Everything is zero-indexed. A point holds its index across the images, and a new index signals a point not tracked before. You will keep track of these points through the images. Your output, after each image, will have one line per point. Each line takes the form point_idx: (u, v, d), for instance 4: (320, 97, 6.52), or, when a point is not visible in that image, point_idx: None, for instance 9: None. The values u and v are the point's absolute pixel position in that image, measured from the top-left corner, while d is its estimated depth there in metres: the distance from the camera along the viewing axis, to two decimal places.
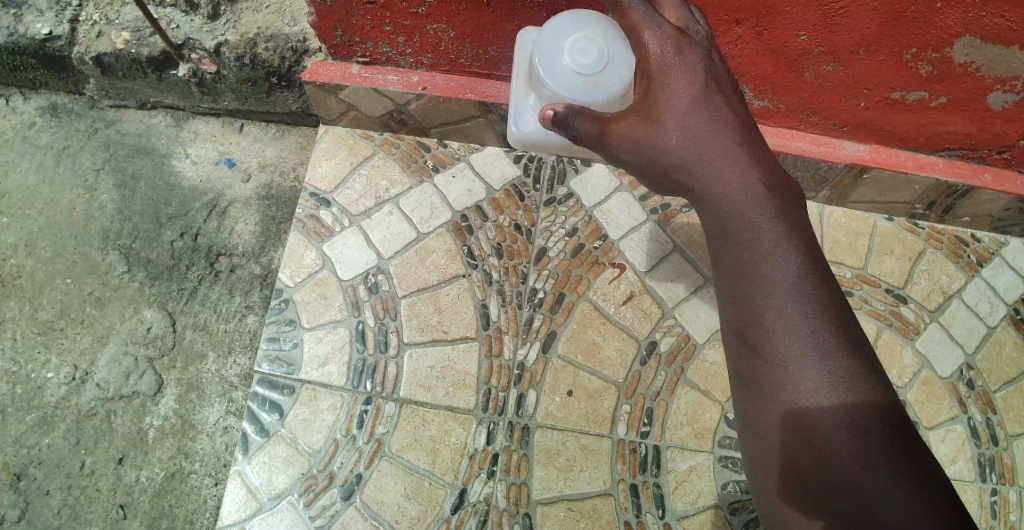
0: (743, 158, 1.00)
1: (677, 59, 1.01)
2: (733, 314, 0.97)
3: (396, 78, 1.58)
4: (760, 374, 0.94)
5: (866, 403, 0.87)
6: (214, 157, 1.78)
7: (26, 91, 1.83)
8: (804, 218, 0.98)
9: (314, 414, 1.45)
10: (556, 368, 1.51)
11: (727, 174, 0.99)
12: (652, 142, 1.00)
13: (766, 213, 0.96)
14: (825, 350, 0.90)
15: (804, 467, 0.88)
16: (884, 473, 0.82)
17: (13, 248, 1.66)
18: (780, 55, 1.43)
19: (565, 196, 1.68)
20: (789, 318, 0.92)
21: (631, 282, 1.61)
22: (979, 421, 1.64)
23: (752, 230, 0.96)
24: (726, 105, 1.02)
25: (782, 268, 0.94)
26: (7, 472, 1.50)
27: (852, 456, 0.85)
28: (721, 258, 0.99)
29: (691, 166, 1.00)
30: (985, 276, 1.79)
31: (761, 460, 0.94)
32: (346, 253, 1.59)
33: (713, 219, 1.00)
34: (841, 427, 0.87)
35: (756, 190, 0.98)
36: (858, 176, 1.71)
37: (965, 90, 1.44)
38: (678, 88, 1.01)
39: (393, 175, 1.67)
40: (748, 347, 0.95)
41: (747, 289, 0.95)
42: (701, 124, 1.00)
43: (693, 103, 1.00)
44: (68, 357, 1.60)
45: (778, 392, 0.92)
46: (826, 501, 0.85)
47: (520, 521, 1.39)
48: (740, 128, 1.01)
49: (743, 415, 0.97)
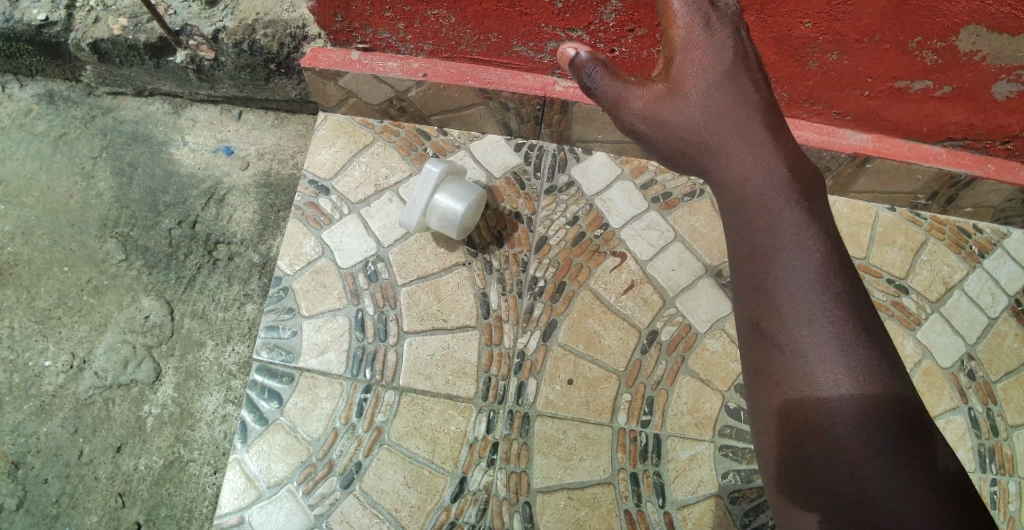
0: (761, 137, 1.03)
1: (705, 34, 1.06)
2: (744, 294, 0.97)
3: (396, 64, 1.57)
4: (772, 362, 0.92)
5: (879, 393, 0.86)
6: (213, 145, 1.77)
7: (22, 78, 1.81)
8: (821, 203, 0.99)
9: (313, 403, 1.44)
10: (557, 356, 1.50)
11: (743, 152, 1.03)
12: (669, 113, 1.06)
13: (781, 194, 0.98)
14: (840, 338, 0.89)
15: (812, 459, 0.87)
16: (894, 468, 0.82)
17: (10, 236, 1.65)
18: (783, 43, 1.42)
19: (565, 184, 1.67)
20: (804, 302, 0.91)
21: (632, 271, 1.60)
22: (980, 412, 1.63)
23: (768, 209, 0.97)
24: (750, 85, 1.07)
25: (796, 250, 0.94)
26: (5, 460, 1.50)
27: (863, 450, 0.84)
28: (733, 235, 1.01)
29: (708, 140, 1.05)
30: (987, 267, 1.79)
31: (768, 452, 0.93)
32: (346, 241, 1.58)
33: (727, 193, 1.03)
34: (855, 421, 0.85)
35: (772, 170, 1.00)
36: (861, 165, 1.69)
37: (969, 79, 1.43)
38: (702, 63, 1.06)
39: (393, 162, 1.66)
40: (759, 328, 0.94)
41: (760, 267, 0.95)
42: (721, 99, 1.05)
43: (715, 78, 1.06)
44: (66, 345, 1.59)
45: (792, 382, 0.90)
46: (832, 496, 0.84)
47: (520, 510, 1.39)
48: (762, 109, 1.06)
49: (751, 400, 0.96)
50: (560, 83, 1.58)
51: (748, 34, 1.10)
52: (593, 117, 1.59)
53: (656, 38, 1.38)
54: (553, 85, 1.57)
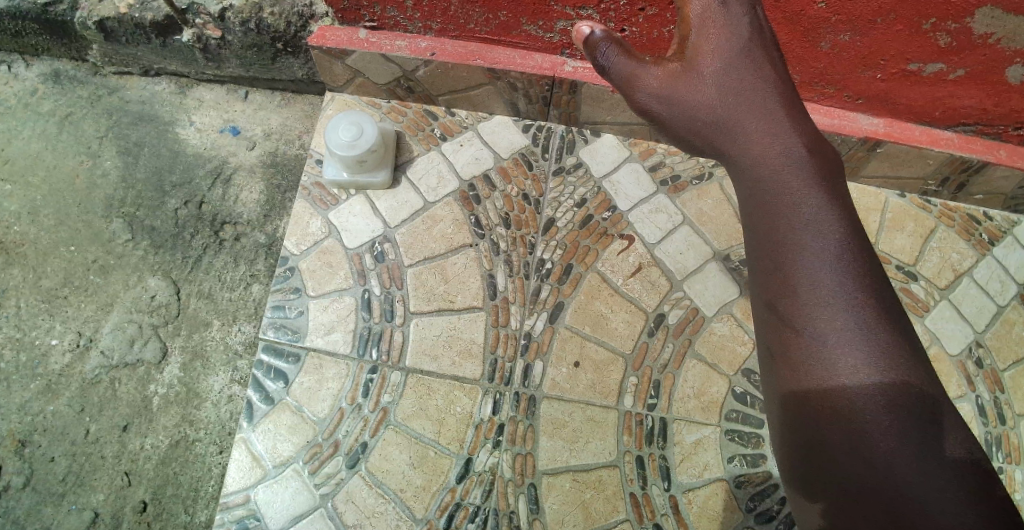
0: (779, 116, 1.02)
1: (719, 9, 1.05)
2: (762, 275, 0.96)
3: (404, 43, 1.56)
4: (792, 344, 0.91)
5: (897, 375, 0.86)
6: (219, 125, 1.76)
7: (28, 58, 1.80)
8: (838, 182, 0.98)
9: (319, 383, 1.44)
10: (564, 338, 1.50)
11: (760, 131, 1.01)
12: (684, 91, 1.06)
13: (799, 173, 0.96)
14: (859, 319, 0.88)
15: (832, 446, 0.86)
16: (914, 457, 0.80)
17: (16, 215, 1.65)
18: (796, 23, 1.40)
19: (573, 166, 1.66)
20: (823, 283, 0.90)
21: (639, 254, 1.59)
22: (987, 400, 1.62)
23: (785, 188, 0.96)
24: (766, 62, 1.06)
25: (815, 230, 0.92)
26: (11, 439, 1.50)
27: (882, 436, 0.83)
28: (752, 216, 0.99)
29: (724, 119, 1.04)
30: (997, 255, 1.77)
31: (787, 437, 0.92)
32: (352, 221, 1.57)
33: (744, 173, 1.01)
34: (876, 407, 0.84)
35: (790, 149, 0.99)
36: (872, 150, 1.68)
37: (984, 62, 1.41)
38: (716, 39, 1.05)
39: (400, 143, 1.65)
40: (776, 309, 0.93)
41: (777, 247, 0.94)
42: (737, 77, 1.04)
43: (731, 55, 1.05)
44: (72, 324, 1.59)
45: (812, 365, 0.89)
46: (852, 485, 0.83)
47: (525, 492, 1.39)
48: (778, 87, 1.04)
49: (769, 383, 0.96)
50: (569, 63, 1.57)
51: (763, 11, 1.10)
52: (602, 98, 1.58)
53: (668, 17, 1.37)
54: (562, 65, 1.56)
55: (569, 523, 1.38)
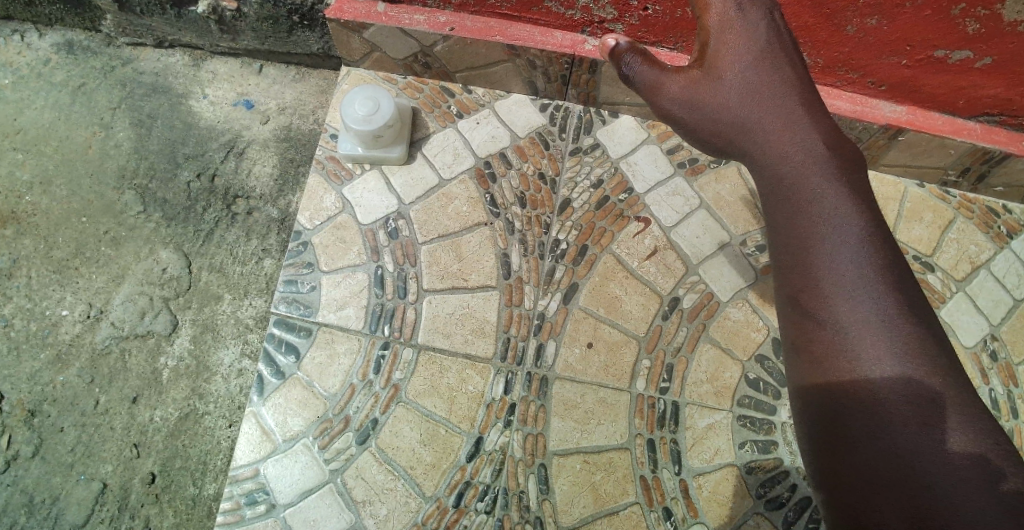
0: (799, 112, 1.01)
1: (736, 15, 1.07)
2: (783, 269, 0.95)
3: (422, 17, 1.54)
4: (813, 338, 0.90)
5: (919, 365, 0.83)
6: (232, 98, 1.75)
7: (41, 27, 1.79)
8: (860, 178, 0.96)
9: (330, 358, 1.44)
10: (577, 319, 1.49)
11: (780, 127, 1.00)
12: (705, 94, 1.07)
13: (820, 166, 0.95)
14: (881, 310, 0.87)
15: (854, 438, 0.83)
16: (933, 448, 0.78)
17: (28, 185, 1.64)
18: (823, 6, 1.38)
19: (590, 147, 1.65)
20: (843, 274, 0.89)
21: (655, 237, 1.58)
22: (1001, 393, 1.60)
23: (806, 182, 0.95)
24: (787, 63, 1.06)
25: (835, 222, 0.91)
26: (21, 408, 1.50)
27: (902, 426, 0.80)
28: (773, 212, 0.99)
29: (744, 119, 1.04)
30: (1015, 248, 1.75)
31: (807, 433, 0.89)
32: (367, 196, 1.56)
33: (764, 169, 1.00)
34: (898, 399, 0.82)
35: (810, 143, 0.98)
36: (893, 137, 1.65)
37: (1012, 51, 1.38)
38: (736, 43, 1.06)
39: (415, 120, 1.64)
40: (796, 304, 0.92)
41: (797, 241, 0.93)
42: (757, 77, 1.05)
43: (750, 57, 1.05)
44: (83, 295, 1.58)
45: (834, 357, 0.87)
46: (872, 476, 0.80)
47: (535, 472, 1.38)
48: (798, 86, 1.04)
49: (792, 381, 0.94)
50: (590, 41, 1.54)
51: (782, 18, 1.11)
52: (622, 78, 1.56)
53: None
54: (582, 43, 1.53)
55: (578, 504, 1.37)
